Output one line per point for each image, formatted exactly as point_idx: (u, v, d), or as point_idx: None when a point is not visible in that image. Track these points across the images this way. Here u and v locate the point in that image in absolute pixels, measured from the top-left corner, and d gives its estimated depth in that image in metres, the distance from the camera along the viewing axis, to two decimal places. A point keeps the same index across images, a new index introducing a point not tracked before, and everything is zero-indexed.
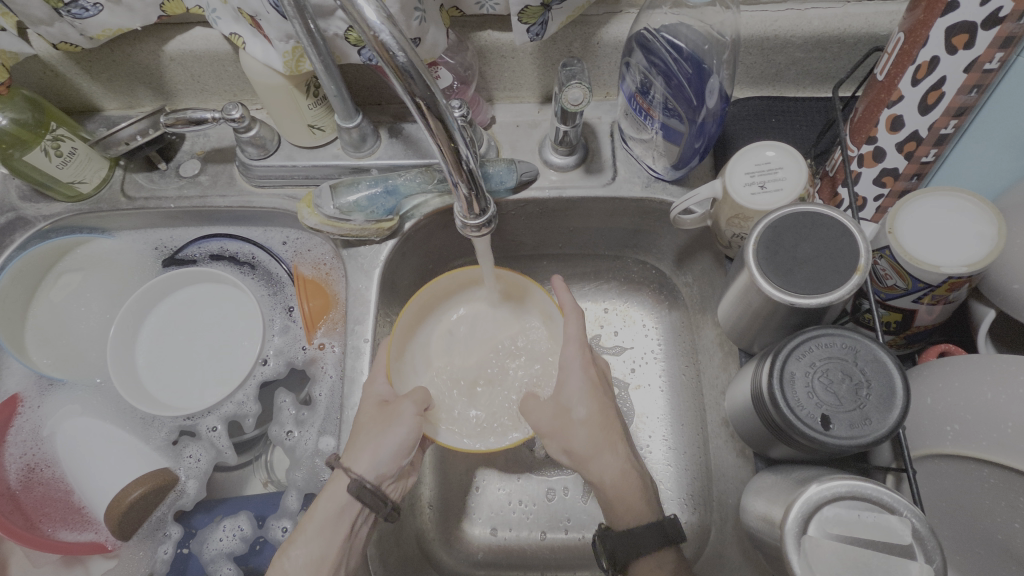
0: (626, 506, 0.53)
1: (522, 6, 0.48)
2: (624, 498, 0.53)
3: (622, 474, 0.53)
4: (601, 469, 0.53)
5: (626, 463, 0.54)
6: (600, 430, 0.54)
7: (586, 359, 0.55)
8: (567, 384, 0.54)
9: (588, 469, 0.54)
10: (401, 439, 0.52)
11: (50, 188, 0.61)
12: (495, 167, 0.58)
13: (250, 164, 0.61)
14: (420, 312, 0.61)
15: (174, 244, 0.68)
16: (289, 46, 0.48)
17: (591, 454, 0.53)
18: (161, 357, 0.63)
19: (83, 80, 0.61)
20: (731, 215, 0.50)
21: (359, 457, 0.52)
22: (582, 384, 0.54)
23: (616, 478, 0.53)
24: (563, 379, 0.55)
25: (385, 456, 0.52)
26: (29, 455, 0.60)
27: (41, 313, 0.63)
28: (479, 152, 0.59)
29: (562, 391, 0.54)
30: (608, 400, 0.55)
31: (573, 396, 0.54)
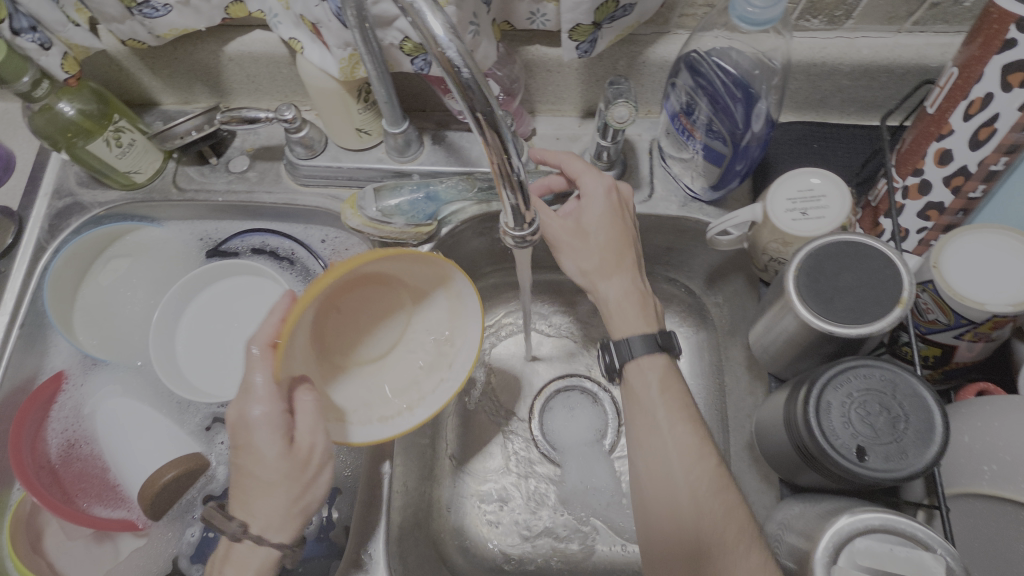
0: (624, 319, 0.55)
1: (574, 24, 0.49)
2: (624, 311, 0.55)
3: (629, 293, 0.55)
4: (606, 283, 0.55)
5: (631, 285, 0.55)
6: (611, 251, 0.55)
7: (608, 187, 0.55)
8: (588, 213, 0.55)
9: (595, 287, 0.56)
10: (279, 503, 0.47)
11: (107, 176, 0.63)
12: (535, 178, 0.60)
13: (298, 163, 0.63)
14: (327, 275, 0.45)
15: (219, 236, 0.70)
16: (346, 53, 0.50)
17: (599, 272, 0.55)
18: (200, 343, 0.65)
19: (144, 75, 0.63)
20: (769, 239, 0.50)
21: (268, 524, 0.46)
22: (603, 215, 0.55)
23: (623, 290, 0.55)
24: (586, 214, 0.55)
25: (307, 508, 0.48)
26: (70, 432, 0.63)
27: (89, 296, 0.66)
28: None
29: (583, 220, 0.55)
30: (628, 231, 0.55)
31: (597, 221, 0.55)
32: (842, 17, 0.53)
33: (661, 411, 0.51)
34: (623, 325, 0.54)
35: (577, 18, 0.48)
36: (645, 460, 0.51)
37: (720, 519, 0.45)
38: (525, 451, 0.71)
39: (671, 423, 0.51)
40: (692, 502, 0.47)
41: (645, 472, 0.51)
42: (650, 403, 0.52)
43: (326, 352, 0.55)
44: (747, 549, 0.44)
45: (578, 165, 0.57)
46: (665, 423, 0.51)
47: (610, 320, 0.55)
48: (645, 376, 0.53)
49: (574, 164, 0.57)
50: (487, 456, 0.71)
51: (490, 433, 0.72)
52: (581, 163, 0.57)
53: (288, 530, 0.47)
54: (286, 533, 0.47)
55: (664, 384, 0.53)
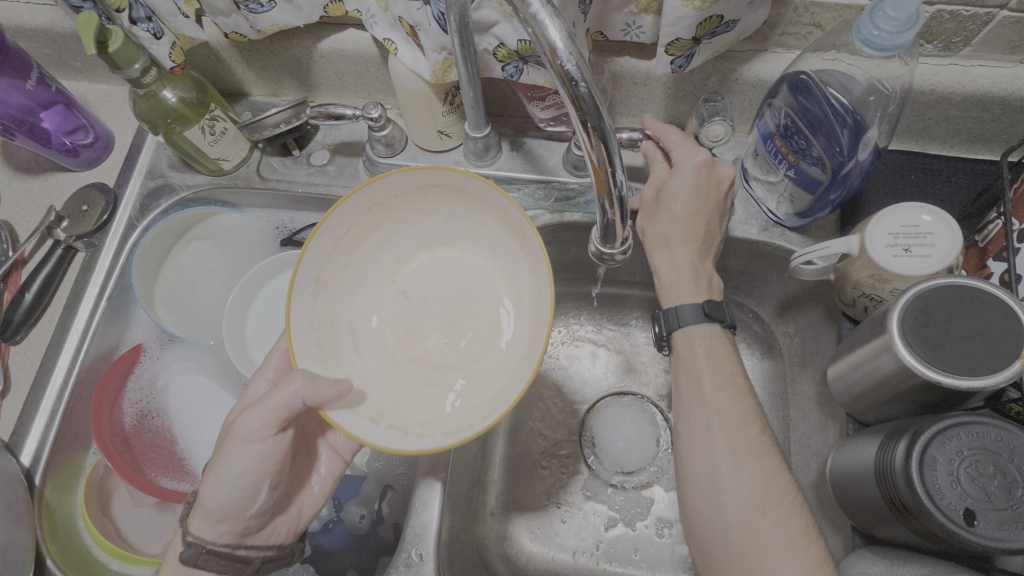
0: (676, 293, 0.53)
1: (672, 38, 0.48)
2: (676, 287, 0.53)
3: (688, 270, 0.53)
4: (659, 254, 0.54)
5: (688, 261, 0.53)
6: (680, 227, 0.52)
7: (696, 166, 0.50)
8: (672, 186, 0.51)
9: (652, 256, 0.55)
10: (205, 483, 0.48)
11: (197, 161, 0.66)
12: None
13: (376, 160, 0.64)
14: (360, 227, 0.49)
15: (294, 225, 0.72)
16: (440, 57, 0.50)
17: (659, 243, 0.53)
18: (268, 329, 0.67)
19: (239, 67, 0.66)
20: (863, 274, 0.47)
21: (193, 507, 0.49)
22: (685, 191, 0.50)
23: (678, 262, 0.53)
24: (665, 186, 0.51)
25: (216, 506, 0.47)
26: (144, 403, 0.66)
27: (171, 274, 0.69)
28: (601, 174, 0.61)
29: (661, 192, 0.52)
30: (705, 214, 0.51)
31: (676, 195, 0.51)
32: (959, 44, 0.50)
33: (706, 378, 0.50)
34: (674, 295, 0.53)
35: (677, 32, 0.47)
36: (686, 420, 0.51)
37: (760, 482, 0.45)
38: (574, 464, 0.70)
39: (715, 387, 0.49)
40: (732, 461, 0.46)
41: (688, 453, 0.49)
42: (696, 368, 0.51)
43: (412, 350, 0.51)
44: (788, 513, 0.43)
45: (677, 140, 0.52)
46: (711, 397, 0.49)
47: (662, 287, 0.54)
48: (692, 345, 0.52)
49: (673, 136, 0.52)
50: (538, 466, 0.70)
51: (541, 443, 0.71)
52: (679, 136, 0.52)
53: (199, 521, 0.48)
54: (198, 525, 0.48)
55: (712, 354, 0.51)
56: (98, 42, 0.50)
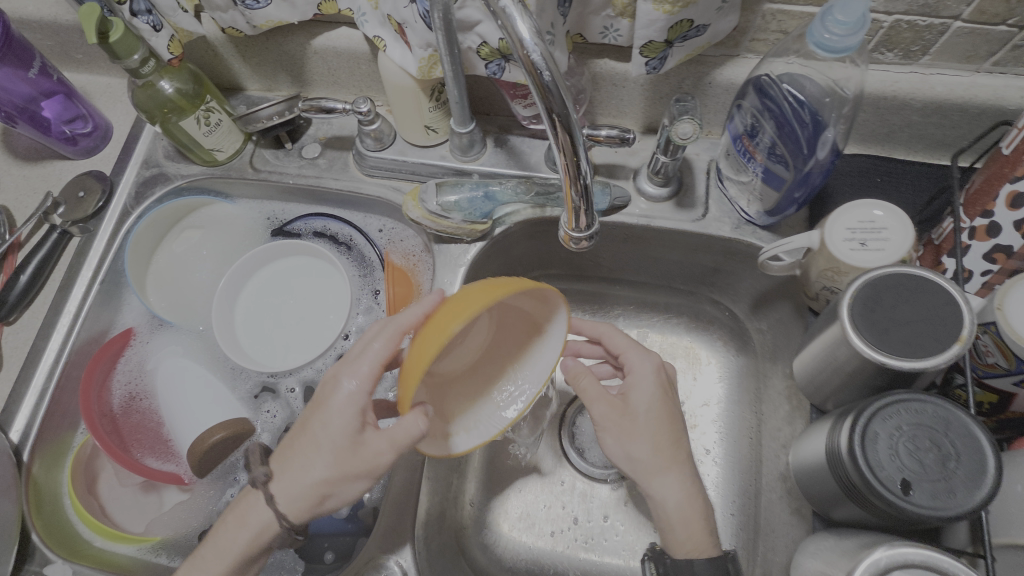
0: (688, 531, 0.51)
1: (646, 41, 0.50)
2: (687, 522, 0.52)
3: (687, 497, 0.52)
4: (660, 479, 0.52)
5: (688, 485, 0.53)
6: (664, 441, 0.53)
7: (658, 365, 0.56)
8: (637, 393, 0.55)
9: (651, 484, 0.53)
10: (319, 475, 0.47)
11: (192, 151, 0.68)
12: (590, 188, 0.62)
13: (366, 153, 0.66)
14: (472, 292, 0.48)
15: (285, 217, 0.75)
16: (426, 53, 0.52)
17: (654, 471, 0.53)
18: (258, 316, 0.70)
19: (235, 62, 0.68)
20: (823, 267, 0.49)
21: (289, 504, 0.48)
22: (651, 399, 0.54)
23: (679, 488, 0.52)
24: (632, 394, 0.54)
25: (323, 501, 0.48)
26: (133, 385, 0.68)
27: (163, 260, 0.71)
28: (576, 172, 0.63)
29: (629, 400, 0.54)
30: (676, 417, 0.55)
31: (643, 405, 0.54)
32: (917, 53, 0.53)
33: None
34: (677, 529, 0.52)
35: (649, 35, 0.49)
36: None
37: None
38: (553, 455, 0.72)
39: None
40: None
41: None
42: None
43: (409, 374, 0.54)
44: None
45: (624, 339, 0.58)
46: None
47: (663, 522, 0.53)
48: None
49: (620, 335, 0.58)
50: (517, 456, 0.72)
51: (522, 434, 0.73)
52: (625, 340, 0.58)
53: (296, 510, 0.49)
54: (292, 511, 0.48)
55: None
56: (99, 33, 0.53)
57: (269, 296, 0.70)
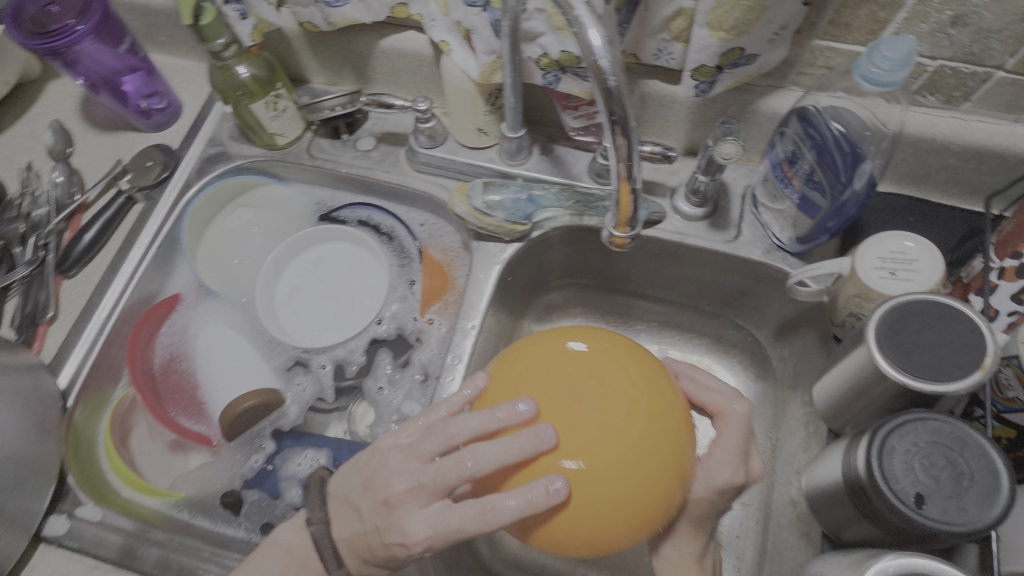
0: None
1: (698, 64, 0.53)
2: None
3: (687, 560, 0.54)
4: (666, 541, 0.55)
5: (693, 553, 0.54)
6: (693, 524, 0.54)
7: (738, 481, 0.52)
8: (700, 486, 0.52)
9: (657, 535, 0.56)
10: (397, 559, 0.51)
11: (256, 134, 0.72)
12: None
13: (418, 150, 0.70)
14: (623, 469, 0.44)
15: (333, 204, 0.79)
16: (489, 59, 0.56)
17: (668, 535, 0.55)
18: (298, 294, 0.73)
19: (306, 55, 0.73)
20: (853, 293, 0.51)
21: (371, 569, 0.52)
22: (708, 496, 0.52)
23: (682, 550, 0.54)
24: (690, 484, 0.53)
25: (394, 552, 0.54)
26: (174, 347, 0.71)
27: (217, 232, 0.76)
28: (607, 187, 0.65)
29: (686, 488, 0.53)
30: (721, 512, 0.54)
31: (699, 497, 0.52)
32: (959, 99, 0.55)
33: None
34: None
35: (702, 59, 0.52)
36: None
37: None
38: None
39: None
40: None
41: None
42: None
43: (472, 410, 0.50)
44: None
45: (731, 436, 0.54)
46: None
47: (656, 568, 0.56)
48: None
49: (730, 425, 0.55)
50: None
51: None
52: (740, 429, 0.54)
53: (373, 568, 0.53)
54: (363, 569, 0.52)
55: None
56: (193, 16, 0.58)
57: (310, 277, 0.74)
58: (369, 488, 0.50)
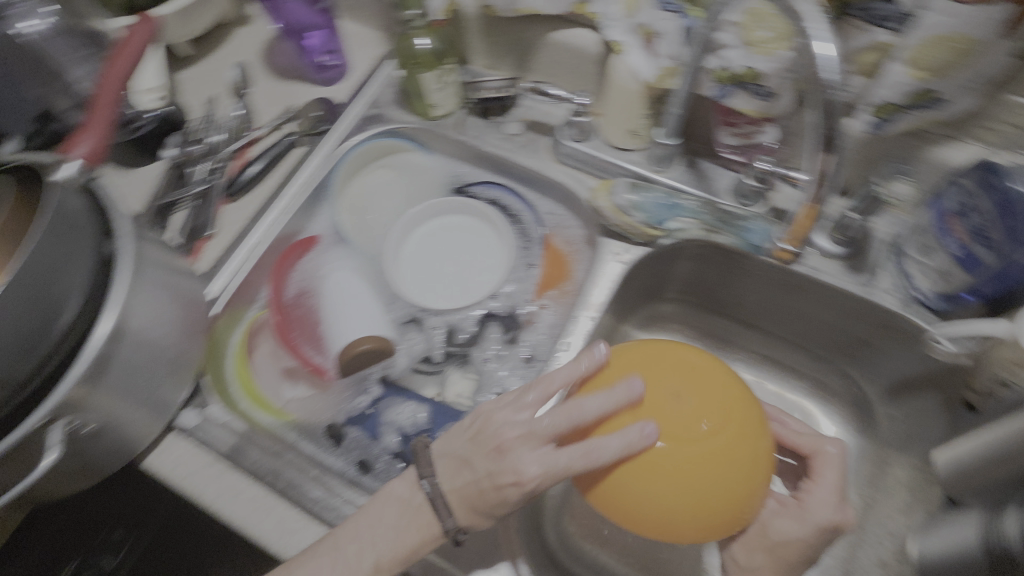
0: None
1: (882, 101, 0.53)
2: None
3: None
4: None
5: None
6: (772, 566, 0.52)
7: (831, 523, 0.51)
8: (790, 527, 0.52)
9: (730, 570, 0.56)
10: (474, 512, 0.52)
11: (416, 102, 0.78)
12: (757, 224, 0.64)
13: (564, 141, 0.72)
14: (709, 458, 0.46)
15: (467, 179, 0.82)
16: (669, 64, 0.59)
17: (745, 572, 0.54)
18: (423, 257, 0.77)
19: (475, 37, 0.77)
20: (1008, 358, 0.49)
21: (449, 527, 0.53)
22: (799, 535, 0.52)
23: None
24: (776, 521, 0.53)
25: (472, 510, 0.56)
26: (304, 283, 0.75)
27: (362, 185, 0.81)
28: (743, 208, 0.65)
29: (771, 526, 0.53)
30: (806, 560, 0.53)
31: (790, 537, 0.52)
32: None
33: None
34: None
35: (886, 96, 0.52)
36: None
37: None
38: None
39: None
40: None
41: None
42: None
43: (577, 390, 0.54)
44: None
45: (830, 482, 0.54)
46: None
47: None
48: None
49: (828, 470, 0.55)
50: None
51: None
52: (833, 471, 0.55)
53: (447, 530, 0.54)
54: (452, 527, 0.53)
55: None
56: None
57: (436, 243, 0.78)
58: (479, 440, 0.52)
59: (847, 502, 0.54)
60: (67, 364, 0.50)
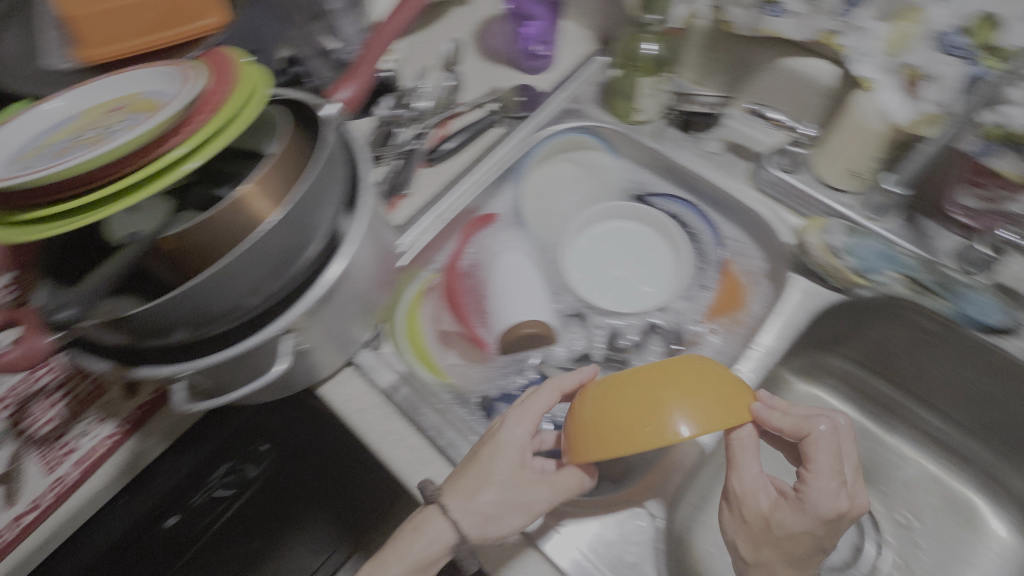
0: None
1: None
2: None
3: None
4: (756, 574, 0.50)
5: None
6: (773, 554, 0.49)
7: (834, 511, 0.47)
8: (790, 517, 0.48)
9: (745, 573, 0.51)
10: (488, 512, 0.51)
11: (621, 104, 0.79)
12: (981, 298, 0.60)
13: (769, 169, 0.71)
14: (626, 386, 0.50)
15: (649, 188, 0.82)
16: (926, 112, 0.57)
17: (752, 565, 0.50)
18: (595, 255, 0.78)
19: (695, 50, 0.78)
20: None
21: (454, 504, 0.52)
22: (797, 524, 0.48)
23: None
24: (780, 513, 0.49)
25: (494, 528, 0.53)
26: (478, 256, 0.77)
27: (546, 176, 0.84)
28: (967, 278, 0.61)
29: (775, 520, 0.49)
30: (819, 551, 0.49)
31: (792, 524, 0.48)
32: None
33: None
34: None
35: None
36: None
37: None
38: None
39: None
40: None
41: None
42: None
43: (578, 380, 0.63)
44: None
45: (831, 471, 0.49)
46: None
47: None
48: None
49: (822, 446, 0.50)
50: None
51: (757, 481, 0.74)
52: (826, 448, 0.50)
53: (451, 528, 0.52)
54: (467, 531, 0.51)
55: None
56: None
57: (609, 245, 0.78)
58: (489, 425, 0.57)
59: (849, 487, 0.49)
60: (304, 286, 0.55)
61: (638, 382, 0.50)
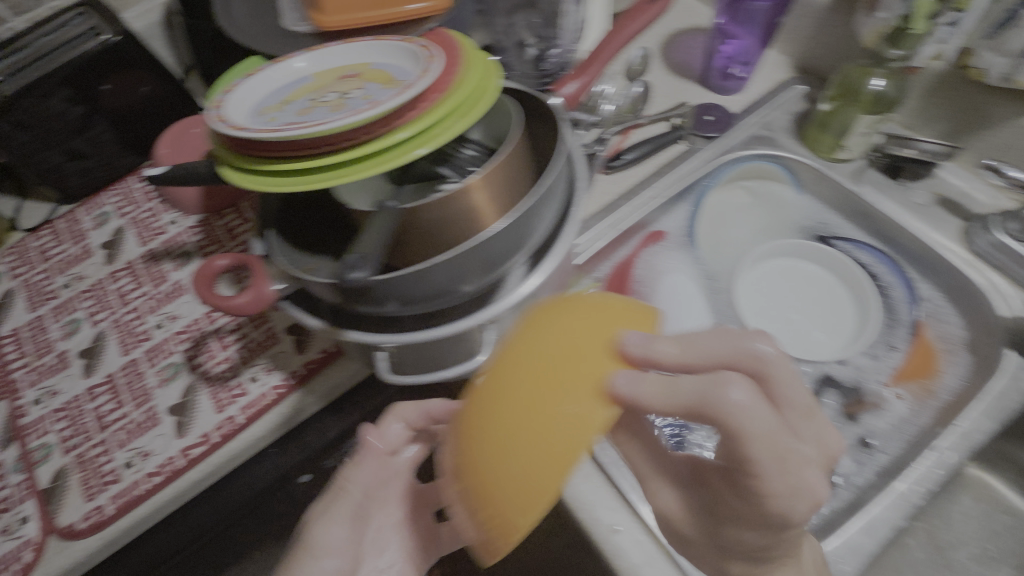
0: None
1: None
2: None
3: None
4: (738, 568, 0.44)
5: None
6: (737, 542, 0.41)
7: (819, 501, 0.35)
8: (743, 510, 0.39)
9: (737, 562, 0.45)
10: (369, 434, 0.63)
11: (823, 140, 0.74)
12: None
13: (994, 233, 0.65)
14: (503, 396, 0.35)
15: (833, 231, 0.77)
16: None
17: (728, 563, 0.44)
18: (768, 291, 0.74)
19: (918, 93, 0.72)
20: None
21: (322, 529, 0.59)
22: (741, 503, 0.39)
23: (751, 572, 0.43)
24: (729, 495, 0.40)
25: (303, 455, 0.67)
26: (642, 272, 0.75)
27: (722, 200, 0.80)
28: None
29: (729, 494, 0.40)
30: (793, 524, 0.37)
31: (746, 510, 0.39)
32: None
33: None
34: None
35: None
36: None
37: None
38: None
39: None
40: None
41: None
42: None
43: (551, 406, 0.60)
44: None
45: (751, 405, 0.34)
46: None
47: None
48: None
49: (731, 402, 0.34)
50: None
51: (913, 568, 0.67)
52: (745, 373, 0.36)
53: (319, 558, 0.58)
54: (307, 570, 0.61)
55: None
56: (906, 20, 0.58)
57: (785, 284, 0.74)
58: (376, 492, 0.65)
59: (791, 422, 0.36)
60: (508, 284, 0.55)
61: (482, 409, 0.35)
